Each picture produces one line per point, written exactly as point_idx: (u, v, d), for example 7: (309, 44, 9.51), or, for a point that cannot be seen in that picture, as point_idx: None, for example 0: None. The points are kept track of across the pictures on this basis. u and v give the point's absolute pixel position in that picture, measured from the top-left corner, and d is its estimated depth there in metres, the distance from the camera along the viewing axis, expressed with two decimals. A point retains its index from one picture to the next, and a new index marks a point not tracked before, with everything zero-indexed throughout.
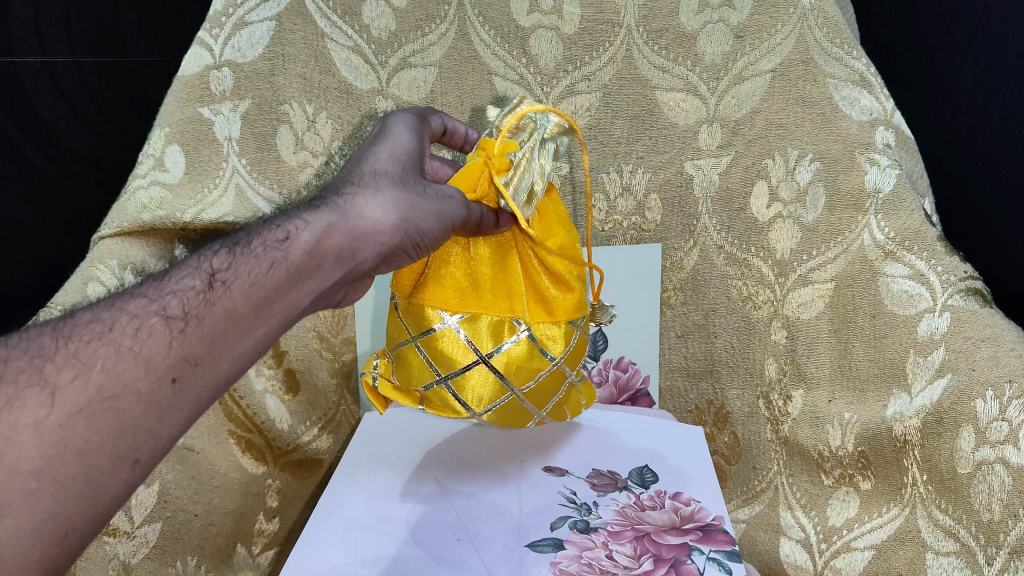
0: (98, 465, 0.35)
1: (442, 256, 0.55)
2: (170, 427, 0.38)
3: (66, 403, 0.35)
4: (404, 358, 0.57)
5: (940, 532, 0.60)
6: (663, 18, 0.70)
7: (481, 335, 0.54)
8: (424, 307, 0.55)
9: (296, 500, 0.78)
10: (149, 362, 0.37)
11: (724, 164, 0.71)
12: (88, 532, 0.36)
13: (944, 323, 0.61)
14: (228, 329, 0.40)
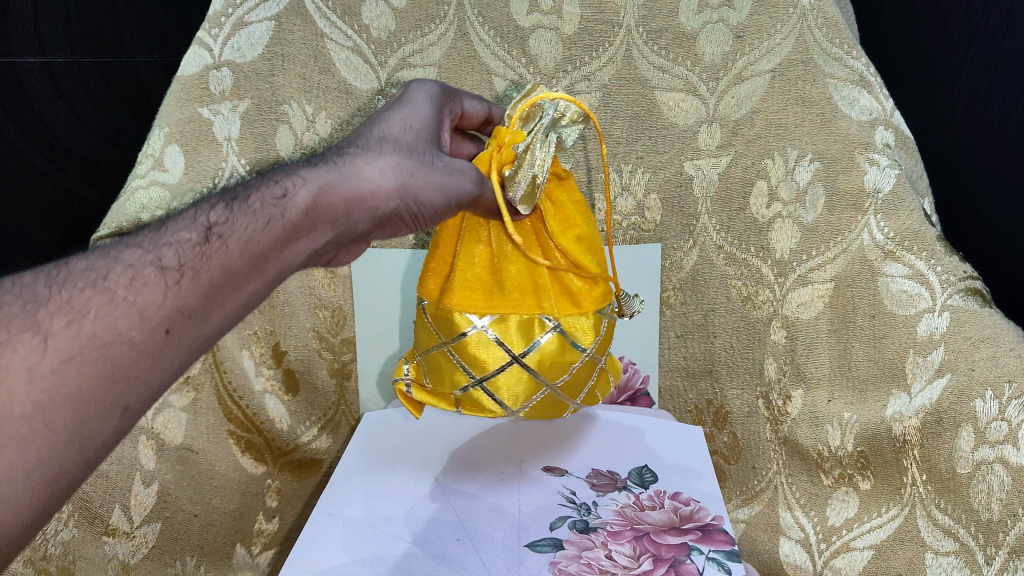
0: (89, 413, 0.33)
1: (466, 259, 0.54)
2: (162, 378, 0.36)
3: (59, 349, 0.33)
4: (434, 363, 0.55)
5: (939, 531, 0.60)
6: (663, 18, 0.70)
7: (512, 336, 0.53)
8: (453, 312, 0.53)
9: (296, 501, 0.78)
10: (143, 311, 0.35)
11: (724, 163, 0.71)
12: (73, 482, 0.34)
13: (943, 323, 0.61)
14: (222, 286, 0.38)
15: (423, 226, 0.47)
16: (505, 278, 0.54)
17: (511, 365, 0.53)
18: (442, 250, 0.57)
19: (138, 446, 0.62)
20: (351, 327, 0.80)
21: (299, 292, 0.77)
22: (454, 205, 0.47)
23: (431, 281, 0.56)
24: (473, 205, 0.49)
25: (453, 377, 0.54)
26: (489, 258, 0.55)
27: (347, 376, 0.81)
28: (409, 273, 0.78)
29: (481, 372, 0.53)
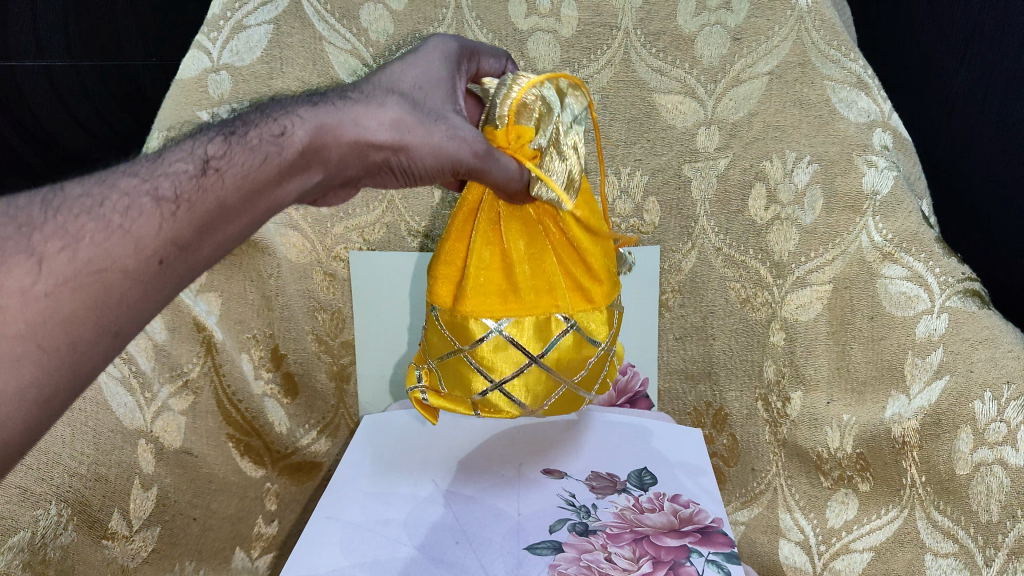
0: (82, 336, 0.33)
1: (477, 261, 0.53)
2: (155, 307, 0.36)
3: (54, 272, 0.32)
4: (451, 370, 0.55)
5: (939, 533, 0.60)
6: (661, 21, 0.70)
7: (529, 337, 0.53)
8: (468, 319, 0.53)
9: (295, 503, 0.79)
10: (138, 240, 0.34)
11: (721, 166, 0.71)
12: (66, 403, 0.33)
13: (942, 325, 0.60)
14: (214, 220, 0.37)
15: (419, 181, 0.45)
16: (519, 278, 0.53)
17: (530, 366, 0.53)
18: (450, 250, 0.55)
19: (137, 449, 0.59)
20: (350, 330, 0.81)
21: (298, 296, 0.78)
22: (452, 171, 0.45)
23: (442, 284, 0.55)
24: (477, 177, 0.46)
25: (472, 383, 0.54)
26: (501, 257, 0.53)
27: (346, 379, 0.82)
28: (409, 276, 0.78)
29: (500, 375, 0.53)
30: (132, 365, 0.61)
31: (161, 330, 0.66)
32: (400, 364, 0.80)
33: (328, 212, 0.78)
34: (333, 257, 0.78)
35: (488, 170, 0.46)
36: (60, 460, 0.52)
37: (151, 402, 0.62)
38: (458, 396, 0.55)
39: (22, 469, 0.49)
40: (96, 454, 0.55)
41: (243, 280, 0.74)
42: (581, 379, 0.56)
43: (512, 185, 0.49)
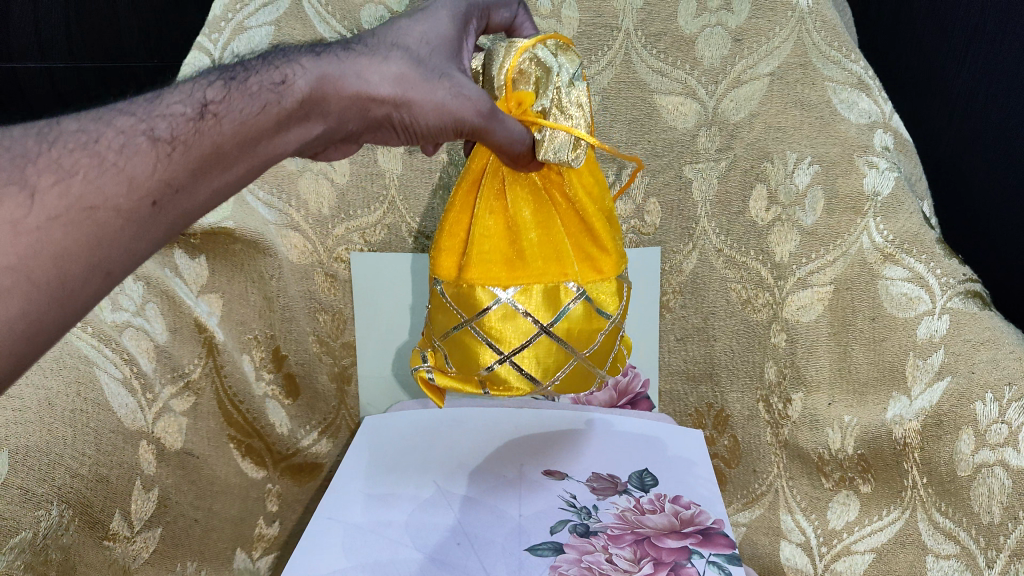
0: (71, 271, 0.34)
1: (482, 230, 0.53)
2: (146, 248, 0.37)
3: (46, 207, 0.33)
4: (457, 343, 0.54)
5: (940, 534, 0.60)
6: (662, 22, 0.70)
7: (538, 306, 0.53)
8: (475, 286, 0.53)
9: (296, 504, 0.79)
10: (132, 179, 0.35)
11: (722, 168, 0.71)
12: (53, 338, 0.34)
13: (943, 326, 0.60)
14: (209, 163, 0.38)
15: (418, 140, 0.46)
16: (525, 246, 0.53)
17: (538, 336, 0.53)
18: (455, 224, 0.56)
19: (138, 449, 0.59)
20: (351, 331, 0.81)
21: (299, 297, 0.78)
22: (454, 130, 0.45)
23: (447, 259, 0.55)
24: (479, 137, 0.47)
25: (480, 353, 0.53)
26: (505, 226, 0.54)
27: (348, 381, 0.82)
28: (410, 277, 0.78)
29: (508, 346, 0.53)
30: (133, 366, 0.61)
31: (162, 331, 0.65)
32: (400, 364, 0.80)
33: (328, 213, 0.77)
34: (333, 258, 0.78)
35: (492, 130, 0.47)
36: (63, 460, 0.51)
37: (152, 404, 0.62)
38: (466, 371, 0.55)
39: (23, 469, 0.48)
40: (98, 455, 0.55)
41: (244, 282, 0.74)
42: (593, 354, 0.55)
43: (519, 146, 0.49)
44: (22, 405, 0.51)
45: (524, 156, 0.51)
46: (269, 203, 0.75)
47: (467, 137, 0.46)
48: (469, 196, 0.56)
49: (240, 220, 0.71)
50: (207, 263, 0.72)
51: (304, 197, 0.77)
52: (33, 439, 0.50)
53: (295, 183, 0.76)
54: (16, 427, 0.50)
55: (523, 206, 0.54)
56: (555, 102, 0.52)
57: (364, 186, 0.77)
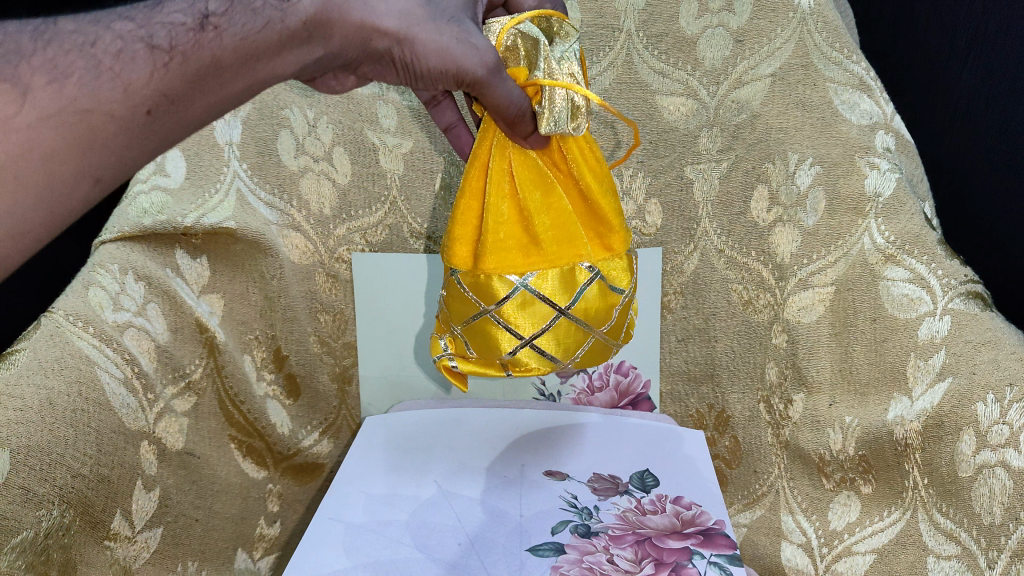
0: (61, 173, 0.39)
1: (496, 216, 0.53)
2: (136, 156, 0.41)
3: (39, 106, 0.38)
4: (478, 332, 0.54)
5: (941, 536, 0.59)
6: (663, 22, 0.70)
7: (555, 290, 0.53)
8: (492, 276, 0.53)
9: (297, 504, 0.79)
10: (127, 87, 0.39)
11: (724, 168, 0.71)
12: (46, 234, 0.40)
13: (945, 326, 0.60)
14: (206, 75, 0.41)
15: (417, 79, 0.47)
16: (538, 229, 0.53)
17: (557, 319, 0.54)
18: (466, 210, 0.54)
19: (139, 450, 0.59)
20: (352, 332, 0.81)
21: (301, 297, 0.78)
22: (455, 77, 0.47)
23: (461, 247, 0.54)
24: (479, 93, 0.48)
25: (502, 341, 0.54)
26: (518, 210, 0.54)
27: (349, 381, 0.83)
28: (411, 278, 0.79)
29: (528, 331, 0.53)
30: (135, 366, 0.60)
31: (162, 331, 0.64)
32: (399, 364, 0.81)
33: (329, 214, 0.77)
34: (335, 258, 0.79)
35: (491, 89, 0.47)
36: (64, 461, 0.51)
37: (154, 404, 0.62)
38: (487, 357, 0.55)
39: (24, 470, 0.48)
40: (99, 455, 0.54)
41: (245, 281, 0.74)
42: (609, 329, 0.56)
43: (513, 110, 0.49)
44: (22, 404, 0.50)
45: (519, 122, 0.50)
46: (270, 203, 0.75)
47: (470, 89, 0.48)
48: (480, 180, 0.54)
49: (241, 220, 0.71)
50: (209, 263, 0.71)
51: (306, 197, 0.76)
52: (35, 439, 0.50)
53: (295, 184, 0.75)
54: (18, 426, 0.49)
55: (534, 187, 0.54)
56: (546, 74, 0.51)
57: (365, 186, 0.77)
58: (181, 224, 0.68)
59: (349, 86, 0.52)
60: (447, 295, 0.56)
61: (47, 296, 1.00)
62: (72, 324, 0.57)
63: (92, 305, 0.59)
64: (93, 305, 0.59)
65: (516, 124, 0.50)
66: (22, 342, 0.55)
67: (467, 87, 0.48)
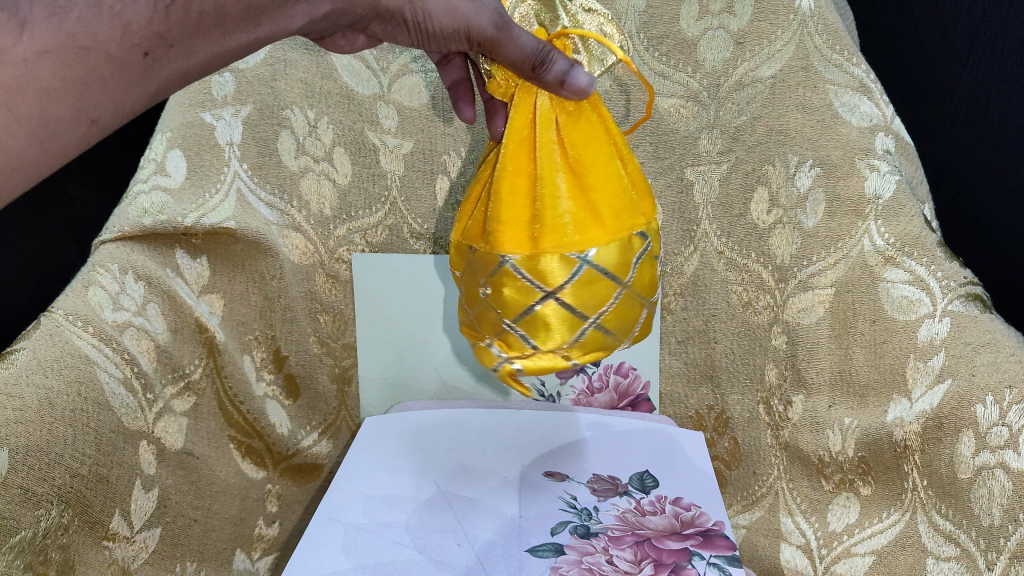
0: (56, 114, 0.40)
1: (551, 189, 0.48)
2: (132, 99, 0.42)
3: (36, 40, 0.38)
4: (541, 321, 0.49)
5: (941, 537, 0.59)
6: (664, 24, 0.70)
7: (622, 263, 0.49)
8: (555, 256, 0.48)
9: (296, 504, 0.79)
10: (126, 28, 0.40)
11: (724, 170, 0.71)
12: (38, 172, 0.42)
13: (945, 329, 0.59)
14: (209, 22, 0.41)
15: (428, 39, 0.49)
16: (595, 198, 0.49)
17: (621, 294, 0.50)
18: (513, 190, 0.49)
19: (138, 450, 0.59)
20: (352, 333, 0.82)
21: (300, 297, 0.78)
22: (465, 35, 0.48)
23: (512, 230, 0.49)
24: (494, 50, 0.47)
25: (568, 325, 0.49)
26: (571, 180, 0.49)
27: (348, 382, 0.83)
28: (412, 278, 0.79)
29: (595, 310, 0.49)
30: (134, 366, 0.60)
31: (162, 331, 0.64)
32: (399, 364, 0.81)
33: (330, 214, 0.78)
34: (335, 259, 0.79)
35: (504, 45, 0.47)
36: (63, 461, 0.51)
37: (153, 404, 0.61)
38: (550, 347, 0.50)
39: (23, 469, 0.48)
40: (98, 455, 0.54)
41: (245, 281, 0.74)
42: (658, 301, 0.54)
43: (537, 62, 0.47)
44: (21, 404, 0.50)
45: (548, 67, 0.47)
46: (270, 203, 0.75)
47: (485, 48, 0.48)
48: (523, 156, 0.50)
49: (241, 220, 0.71)
50: (209, 263, 0.71)
51: (306, 198, 0.76)
52: (34, 438, 0.50)
53: (296, 184, 0.76)
54: (17, 426, 0.49)
55: (582, 153, 0.50)
56: (570, 19, 0.50)
57: (365, 187, 0.78)
58: (182, 224, 0.68)
59: (358, 44, 0.55)
60: (493, 289, 0.50)
61: (46, 295, 1.00)
62: (72, 324, 0.57)
63: (92, 305, 0.59)
64: (93, 305, 0.59)
65: (542, 72, 0.47)
66: (22, 341, 0.55)
67: (482, 46, 0.48)
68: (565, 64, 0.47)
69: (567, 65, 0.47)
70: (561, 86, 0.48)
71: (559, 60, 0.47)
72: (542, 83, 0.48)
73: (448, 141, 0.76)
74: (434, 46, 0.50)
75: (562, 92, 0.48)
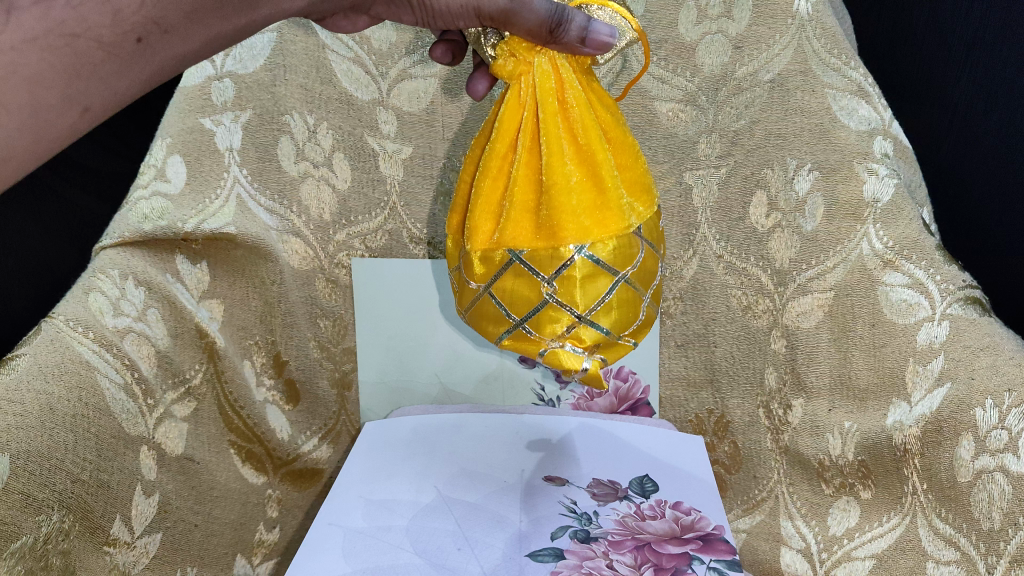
0: (46, 102, 0.40)
1: (607, 168, 0.51)
2: (128, 86, 0.43)
3: (22, 27, 0.39)
4: (613, 305, 0.53)
5: (940, 540, 0.58)
6: (662, 29, 0.71)
7: (654, 235, 0.56)
8: (622, 237, 0.52)
9: (296, 509, 0.79)
10: (117, 13, 0.41)
11: (723, 174, 0.72)
12: (28, 163, 0.41)
13: (943, 332, 0.60)
14: (205, 9, 0.44)
15: (435, 16, 0.53)
16: (630, 173, 0.54)
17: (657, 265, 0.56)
18: (570, 176, 0.50)
19: (139, 455, 0.59)
20: (352, 337, 0.82)
21: (300, 302, 0.78)
22: (473, 11, 0.51)
23: (578, 216, 0.50)
24: (511, 22, 0.49)
25: (633, 302, 0.54)
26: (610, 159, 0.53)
27: (348, 386, 0.83)
28: (411, 283, 0.80)
29: (644, 284, 0.55)
30: (134, 371, 0.60)
31: (162, 336, 0.64)
32: (400, 369, 0.82)
33: (329, 219, 0.78)
34: (335, 264, 0.79)
35: (522, 13, 0.48)
36: (63, 466, 0.51)
37: (154, 410, 0.61)
38: (618, 330, 0.54)
39: (23, 474, 0.48)
40: (99, 460, 0.54)
41: (245, 286, 0.74)
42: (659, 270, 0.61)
43: (555, 27, 0.49)
44: (21, 409, 0.50)
45: (565, 29, 0.49)
46: (270, 208, 0.75)
47: (500, 18, 0.50)
48: (567, 142, 0.52)
49: (241, 226, 0.71)
50: (209, 268, 0.71)
51: (306, 203, 0.77)
52: (34, 444, 0.50)
53: (296, 190, 0.76)
54: (18, 431, 0.49)
55: (610, 131, 0.54)
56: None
57: (365, 192, 0.78)
58: (181, 230, 0.68)
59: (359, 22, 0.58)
60: (564, 286, 0.52)
61: (47, 302, 1.00)
62: (72, 330, 0.57)
63: (93, 310, 0.59)
64: (93, 311, 0.59)
65: (561, 34, 0.49)
66: (23, 347, 0.55)
67: (497, 16, 0.50)
68: (582, 19, 0.49)
69: (585, 19, 0.49)
70: (583, 43, 0.50)
71: (577, 18, 0.49)
72: (562, 45, 0.50)
73: (447, 147, 0.76)
74: (440, 23, 0.53)
75: (584, 48, 0.50)
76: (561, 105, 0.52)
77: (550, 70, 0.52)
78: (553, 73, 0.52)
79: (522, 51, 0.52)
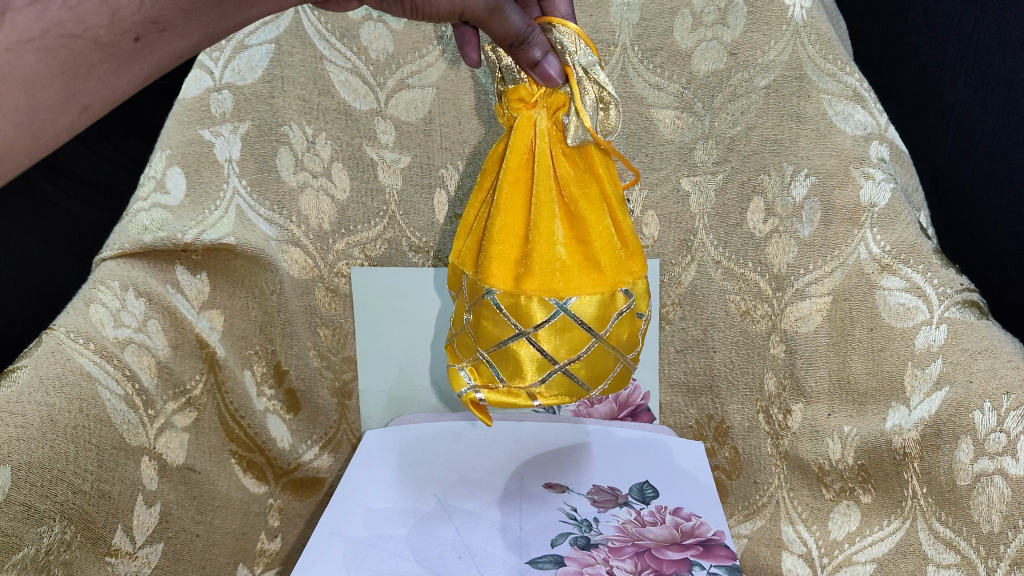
0: (43, 102, 0.39)
1: (546, 234, 0.53)
2: (127, 84, 0.41)
3: (18, 28, 0.37)
4: (510, 356, 0.55)
5: (941, 544, 0.58)
6: (658, 36, 0.71)
7: (593, 317, 0.54)
8: (534, 299, 0.53)
9: (297, 518, 0.79)
10: (115, 13, 0.39)
11: (719, 180, 0.72)
12: (27, 161, 0.40)
13: (942, 335, 0.59)
14: (206, 5, 0.41)
15: (424, 17, 0.52)
16: (586, 246, 0.54)
17: (592, 346, 0.54)
18: (508, 228, 0.54)
19: (140, 466, 0.59)
20: (352, 346, 0.83)
21: (299, 312, 0.79)
22: (459, 14, 0.50)
23: (499, 265, 0.54)
24: (484, 25, 0.51)
25: (537, 362, 0.54)
26: (567, 229, 0.54)
27: (348, 395, 0.84)
28: (412, 292, 0.80)
29: (563, 355, 0.54)
30: (135, 382, 0.60)
31: (162, 347, 0.64)
32: (400, 379, 0.82)
33: (328, 228, 0.78)
34: (334, 273, 0.80)
35: (492, 23, 0.50)
36: (64, 477, 0.51)
37: (154, 420, 0.62)
38: (516, 382, 0.55)
39: (24, 486, 0.48)
40: (99, 472, 0.54)
41: (245, 296, 0.74)
42: (635, 355, 0.58)
43: (518, 43, 0.51)
44: (22, 420, 0.50)
45: (523, 52, 0.52)
46: (269, 218, 0.75)
47: (475, 22, 0.51)
48: (520, 193, 0.55)
49: (240, 236, 0.72)
50: (208, 279, 0.71)
51: (305, 213, 0.77)
52: (34, 455, 0.49)
53: (294, 199, 0.76)
54: (19, 443, 0.49)
55: (569, 208, 0.55)
56: (584, 76, 0.54)
57: (365, 202, 0.78)
58: (181, 240, 0.68)
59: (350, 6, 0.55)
60: (475, 320, 0.56)
61: (48, 311, 1.00)
62: (73, 341, 0.57)
63: (93, 322, 0.59)
64: (93, 321, 0.60)
65: (519, 52, 0.52)
66: (23, 360, 0.55)
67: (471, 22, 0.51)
68: (541, 50, 0.52)
69: (542, 52, 0.52)
70: (532, 69, 0.53)
71: (537, 44, 0.52)
72: (517, 60, 0.53)
73: (445, 155, 0.77)
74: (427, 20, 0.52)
75: (533, 74, 0.53)
76: (525, 161, 0.55)
77: (529, 124, 0.56)
78: (530, 126, 0.56)
79: (523, 95, 0.56)
